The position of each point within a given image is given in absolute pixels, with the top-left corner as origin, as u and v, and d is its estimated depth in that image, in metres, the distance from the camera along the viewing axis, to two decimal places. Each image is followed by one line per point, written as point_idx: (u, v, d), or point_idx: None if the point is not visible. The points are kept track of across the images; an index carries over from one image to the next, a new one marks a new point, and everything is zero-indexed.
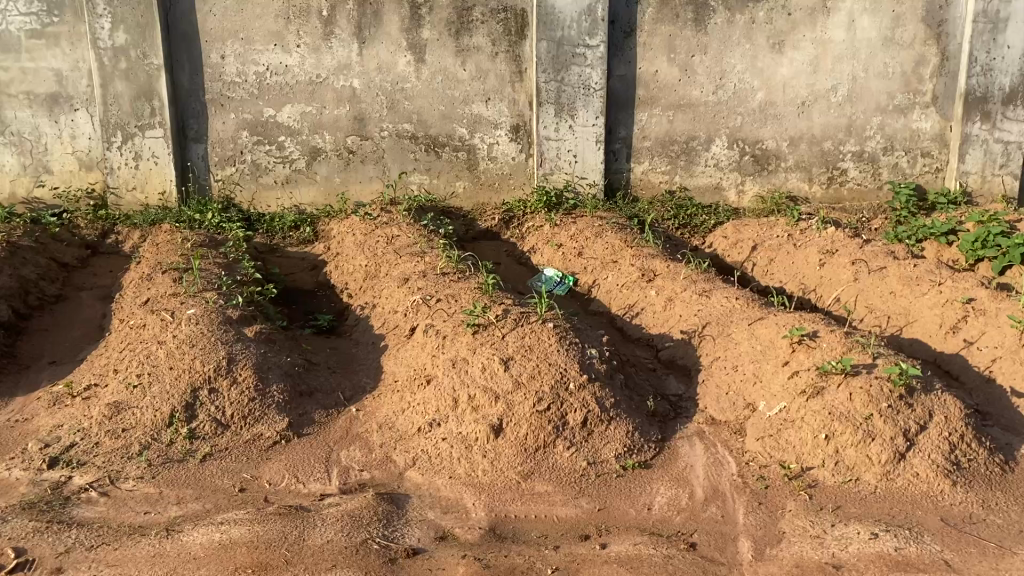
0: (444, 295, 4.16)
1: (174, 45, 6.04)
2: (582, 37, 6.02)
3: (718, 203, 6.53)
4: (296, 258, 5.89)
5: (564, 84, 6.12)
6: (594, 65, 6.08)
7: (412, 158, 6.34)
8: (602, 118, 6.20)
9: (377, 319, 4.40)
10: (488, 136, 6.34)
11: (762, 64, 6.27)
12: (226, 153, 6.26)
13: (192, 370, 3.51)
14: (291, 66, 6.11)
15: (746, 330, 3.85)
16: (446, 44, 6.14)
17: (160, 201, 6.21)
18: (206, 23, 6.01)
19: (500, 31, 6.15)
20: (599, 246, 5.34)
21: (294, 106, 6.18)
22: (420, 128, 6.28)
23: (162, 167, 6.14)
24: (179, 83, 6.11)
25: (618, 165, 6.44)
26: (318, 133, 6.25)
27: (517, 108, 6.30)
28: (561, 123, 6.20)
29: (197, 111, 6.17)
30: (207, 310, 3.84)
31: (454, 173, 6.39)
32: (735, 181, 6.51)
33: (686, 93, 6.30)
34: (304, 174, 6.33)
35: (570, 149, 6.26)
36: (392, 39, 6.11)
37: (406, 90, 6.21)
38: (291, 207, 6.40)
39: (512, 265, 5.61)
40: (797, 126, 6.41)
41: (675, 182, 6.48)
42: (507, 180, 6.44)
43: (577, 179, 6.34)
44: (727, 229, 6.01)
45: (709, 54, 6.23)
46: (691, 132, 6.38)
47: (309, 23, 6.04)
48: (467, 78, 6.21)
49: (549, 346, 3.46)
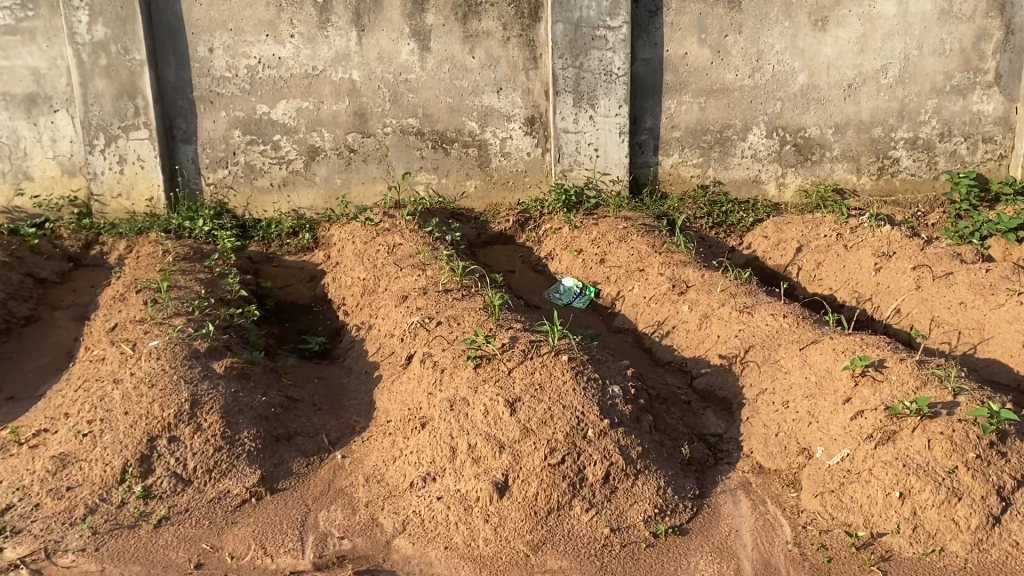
0: (446, 317, 3.64)
1: (158, 39, 5.55)
2: (602, 18, 5.45)
3: (756, 198, 5.94)
4: (293, 268, 5.40)
5: (583, 71, 5.56)
6: (616, 49, 5.51)
7: (419, 156, 5.82)
8: (625, 108, 5.64)
9: (372, 343, 3.89)
10: (501, 130, 5.80)
11: (804, 43, 5.65)
12: (218, 154, 5.78)
13: (149, 416, 3.02)
14: (285, 58, 5.61)
15: (796, 358, 3.30)
16: (453, 30, 5.59)
17: (148, 207, 5.76)
18: (192, 13, 5.51)
19: (512, 14, 5.58)
20: (625, 252, 4.79)
21: (290, 102, 5.69)
22: (427, 123, 5.76)
23: (149, 172, 5.68)
24: (165, 80, 5.63)
25: (644, 159, 5.87)
26: (316, 131, 5.75)
27: (531, 98, 5.75)
28: (580, 115, 5.65)
29: (185, 109, 5.69)
30: (171, 341, 3.34)
31: (464, 171, 5.87)
32: (775, 173, 5.91)
33: (719, 77, 5.70)
34: (302, 175, 5.84)
35: (591, 142, 5.71)
36: (394, 26, 5.58)
37: (411, 81, 5.68)
38: (289, 211, 5.92)
39: (526, 273, 5.08)
40: (843, 112, 5.79)
41: (708, 176, 5.90)
42: (523, 178, 5.92)
43: (598, 175, 5.80)
44: (767, 229, 5.44)
45: (744, 34, 5.62)
46: (725, 121, 5.79)
47: (302, 10, 5.52)
48: (477, 66, 5.67)
49: (563, 383, 2.92)
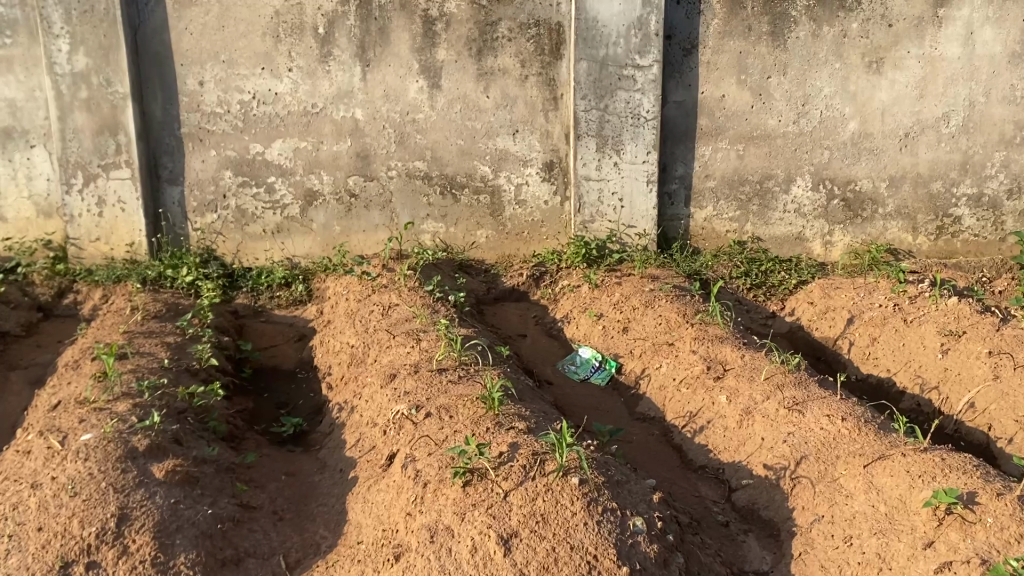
0: (437, 408, 3.07)
1: (145, 71, 5.09)
2: (630, 55, 4.92)
3: (799, 257, 5.34)
4: (281, 325, 4.88)
5: (608, 113, 5.02)
6: (645, 90, 4.99)
7: (425, 203, 5.29)
8: (654, 154, 5.09)
9: (352, 432, 3.32)
10: (516, 175, 5.26)
11: (856, 87, 5.09)
12: (206, 197, 5.28)
13: (66, 535, 2.47)
14: (282, 93, 5.12)
15: (861, 478, 2.70)
16: (466, 66, 5.08)
17: (129, 253, 5.27)
18: (182, 43, 5.04)
19: (531, 50, 5.07)
20: (651, 321, 4.18)
21: (286, 141, 5.19)
22: (435, 167, 5.24)
23: (131, 214, 5.20)
24: (151, 115, 5.16)
25: (674, 211, 5.28)
26: (314, 173, 5.24)
27: (551, 142, 5.22)
28: (604, 161, 5.10)
29: (172, 147, 5.21)
30: (104, 437, 2.81)
31: (475, 219, 5.32)
32: (821, 231, 5.31)
33: (760, 122, 5.14)
34: (298, 221, 5.32)
35: (615, 191, 5.15)
36: (402, 61, 5.07)
37: (419, 121, 5.17)
38: (282, 260, 5.40)
39: (539, 339, 4.51)
40: (898, 163, 5.20)
41: (745, 232, 5.31)
42: (539, 229, 5.36)
43: (623, 228, 5.22)
44: (813, 295, 4.85)
45: (789, 76, 5.06)
46: (766, 171, 5.21)
47: (302, 42, 5.04)
48: (492, 106, 5.15)
49: (571, 515, 2.37)
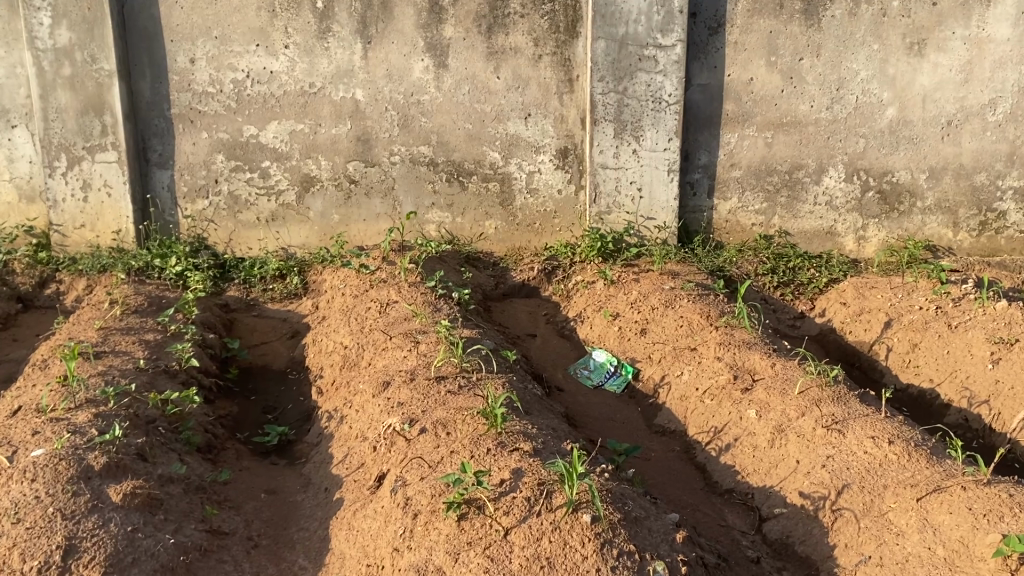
0: (432, 423, 2.75)
1: (132, 47, 4.77)
2: (652, 34, 4.56)
3: (829, 252, 4.97)
4: (274, 320, 4.57)
5: (627, 96, 4.67)
6: (668, 72, 4.63)
7: (430, 190, 4.95)
8: (676, 141, 4.73)
9: (340, 446, 3.01)
10: (528, 162, 4.91)
11: (896, 70, 4.71)
12: (197, 182, 4.96)
13: (4, 568, 2.17)
14: (277, 72, 4.79)
15: (914, 515, 2.41)
16: (475, 44, 4.73)
17: (115, 241, 4.96)
18: (171, 17, 4.72)
19: (545, 27, 4.71)
20: (671, 323, 3.83)
21: (282, 124, 4.86)
22: (440, 152, 4.89)
23: (117, 200, 4.88)
24: (139, 94, 4.84)
25: (696, 202, 4.93)
26: (311, 158, 4.91)
27: (565, 127, 4.86)
28: (622, 148, 4.75)
29: (161, 128, 4.89)
30: (56, 454, 2.51)
31: (483, 209, 4.98)
32: (854, 225, 4.94)
33: (791, 107, 4.77)
34: (294, 209, 5.00)
35: (633, 181, 4.80)
36: (406, 39, 4.73)
37: (424, 103, 4.83)
38: (277, 250, 5.08)
39: (550, 340, 4.18)
40: (939, 153, 4.82)
41: (772, 225, 4.94)
42: (551, 220, 5.02)
43: (641, 220, 4.87)
44: (845, 294, 4.50)
45: (823, 58, 4.69)
46: (796, 160, 4.84)
47: (300, 17, 4.70)
48: (502, 88, 4.80)
49: (581, 560, 2.07)
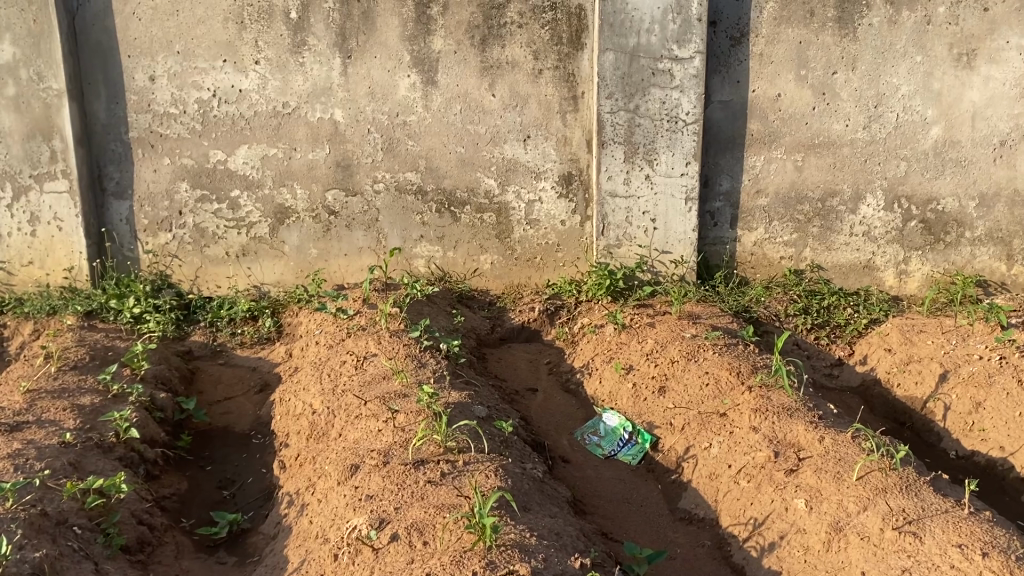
0: (405, 527, 2.24)
1: (85, 63, 4.26)
2: (667, 45, 4.05)
3: (867, 289, 4.43)
4: (241, 370, 4.05)
5: (639, 116, 4.14)
6: (684, 88, 4.11)
7: (418, 221, 4.42)
8: (694, 166, 4.20)
9: (297, 547, 2.48)
10: (528, 189, 4.38)
11: (942, 85, 4.18)
12: (159, 213, 4.44)
13: None
14: (247, 90, 4.27)
15: None
16: (468, 58, 4.22)
17: (67, 280, 4.43)
18: (128, 30, 4.21)
19: (546, 39, 4.19)
20: (694, 380, 3.28)
21: (252, 148, 4.34)
22: (430, 179, 4.37)
23: (68, 234, 4.36)
24: (93, 116, 4.32)
25: (718, 233, 4.39)
26: (285, 186, 4.39)
27: (569, 149, 4.34)
28: (633, 174, 4.22)
29: (118, 154, 4.37)
30: None
31: (477, 242, 4.45)
32: (895, 258, 4.40)
33: (824, 127, 4.24)
34: (267, 243, 4.47)
35: (646, 209, 4.26)
36: (390, 52, 4.21)
37: (411, 124, 4.31)
38: (248, 288, 4.55)
39: (553, 396, 3.63)
40: (991, 178, 4.28)
41: (803, 258, 4.41)
42: (555, 253, 4.48)
43: (655, 254, 4.32)
44: (890, 339, 3.96)
45: (860, 71, 4.17)
46: (829, 186, 4.31)
47: (271, 29, 4.19)
48: (498, 107, 4.28)
49: None
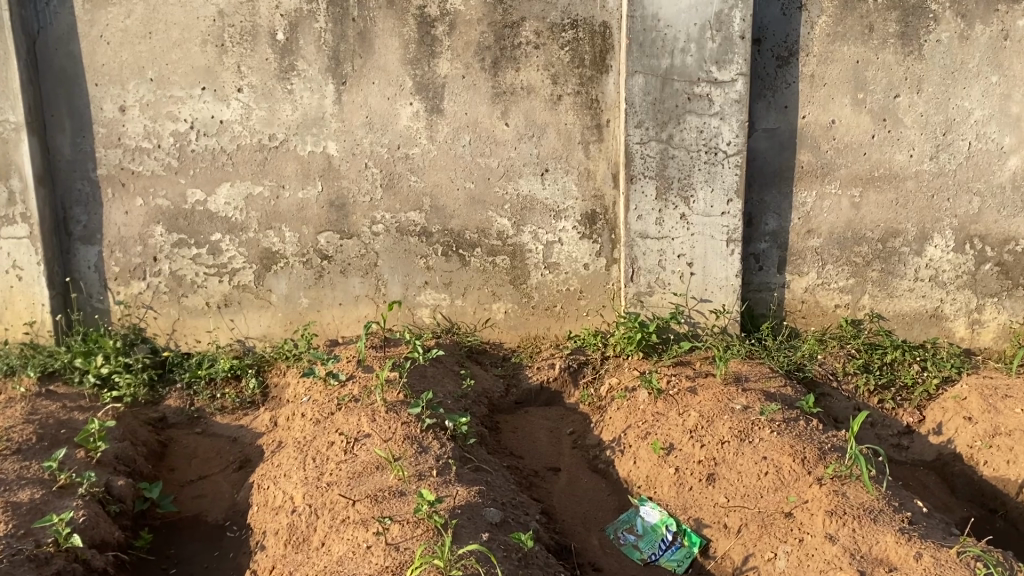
0: None
1: (48, 93, 3.78)
2: (704, 66, 3.53)
3: (935, 341, 3.89)
4: (220, 441, 3.53)
5: (673, 147, 3.62)
6: (725, 114, 3.59)
7: (422, 267, 3.91)
8: (737, 203, 3.67)
9: None
10: (545, 230, 3.86)
11: (1020, 108, 3.65)
12: (131, 260, 3.94)
13: None
14: (228, 121, 3.78)
15: None
16: (478, 83, 3.71)
17: (28, 335, 3.93)
18: (95, 55, 3.73)
19: (566, 60, 3.68)
20: (750, 468, 2.75)
21: (235, 186, 3.84)
22: (435, 220, 3.86)
23: (29, 284, 3.86)
24: (57, 151, 3.84)
25: (762, 278, 3.85)
26: (272, 229, 3.89)
27: (593, 185, 3.82)
28: (667, 213, 3.69)
29: (86, 194, 3.88)
30: None
31: (488, 288, 3.93)
32: (966, 305, 3.86)
33: (885, 157, 3.71)
34: (253, 291, 3.97)
35: (681, 253, 3.73)
36: (390, 78, 3.72)
37: (413, 158, 3.81)
38: (231, 342, 4.05)
39: (579, 477, 3.10)
40: None
41: (861, 307, 3.87)
42: (577, 301, 3.95)
43: (692, 303, 3.79)
44: (969, 404, 3.41)
45: (926, 94, 3.64)
46: (891, 225, 3.77)
47: (255, 52, 3.70)
48: (513, 138, 3.77)
49: None
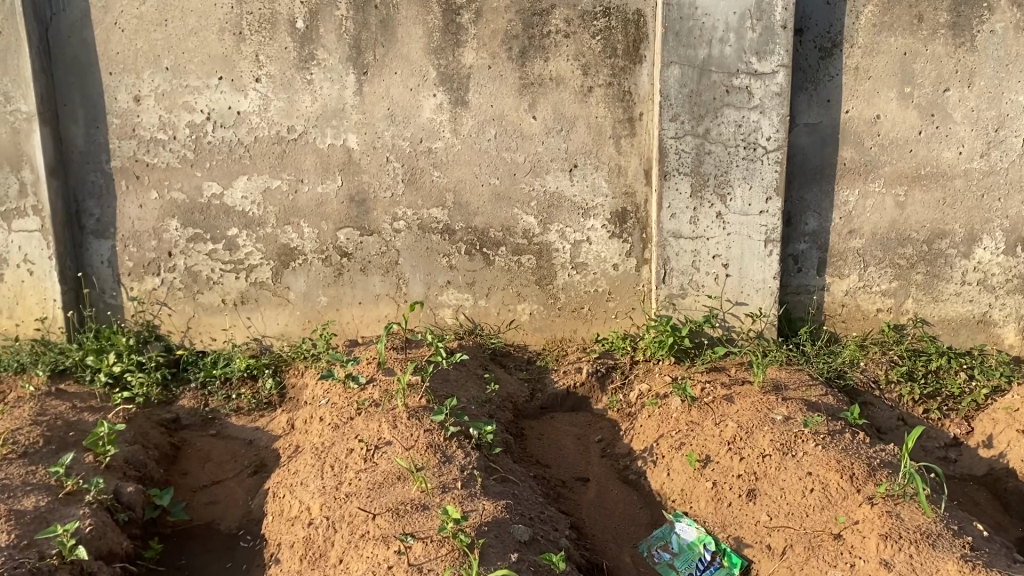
0: None
1: (60, 82, 3.66)
2: (744, 58, 3.36)
3: (982, 348, 3.70)
4: (234, 444, 3.40)
5: (709, 142, 3.45)
6: (765, 108, 3.41)
7: (445, 265, 3.76)
8: (776, 202, 3.50)
9: None
10: (574, 228, 3.70)
11: None
12: (146, 255, 3.82)
13: None
14: (246, 112, 3.65)
15: None
16: (505, 74, 3.56)
17: (39, 331, 3.81)
18: (109, 43, 3.61)
19: (598, 50, 3.52)
20: (794, 485, 2.61)
21: (252, 179, 3.71)
22: (459, 216, 3.71)
23: (41, 279, 3.74)
24: (69, 142, 3.72)
25: (801, 281, 3.68)
26: (290, 224, 3.75)
27: (624, 181, 3.65)
28: (702, 211, 3.52)
29: (99, 187, 3.76)
30: None
31: (513, 289, 3.78)
32: (1015, 311, 3.67)
33: (933, 155, 3.52)
34: (270, 289, 3.83)
35: (717, 253, 3.56)
36: (413, 68, 3.57)
37: (437, 152, 3.66)
38: (247, 341, 3.91)
39: (609, 489, 2.94)
40: None
41: (904, 311, 3.69)
42: (605, 302, 3.79)
43: (727, 305, 3.62)
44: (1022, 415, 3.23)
45: (977, 88, 3.45)
46: (938, 225, 3.59)
47: (274, 41, 3.56)
48: (541, 132, 3.62)
49: None
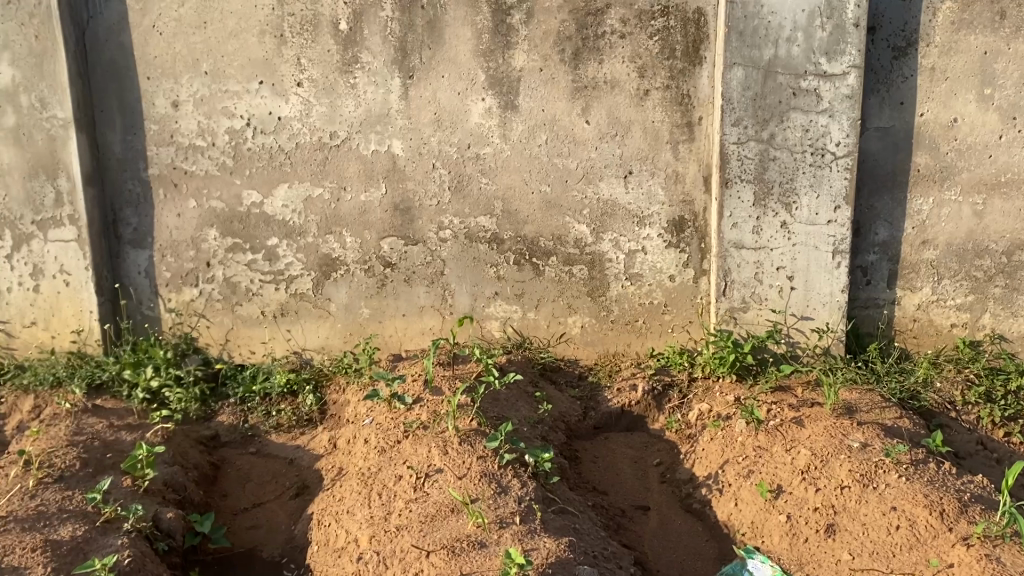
0: None
1: (97, 87, 3.54)
2: (812, 58, 3.16)
3: None
4: (275, 464, 3.27)
5: (774, 147, 3.26)
6: (834, 111, 3.21)
7: (493, 276, 3.60)
8: (845, 211, 3.29)
9: None
10: (628, 237, 3.53)
11: None
12: (184, 265, 3.70)
13: None
14: (287, 118, 3.51)
15: None
16: (557, 77, 3.39)
17: (75, 344, 3.71)
18: (147, 46, 3.49)
19: (655, 51, 3.34)
20: (878, 521, 2.43)
21: (293, 187, 3.58)
22: (507, 225, 3.55)
23: (77, 290, 3.64)
24: (106, 149, 3.61)
25: (869, 294, 3.47)
26: (332, 233, 3.61)
27: (682, 188, 3.47)
28: (765, 220, 3.33)
29: (136, 195, 3.64)
30: None
31: (564, 301, 3.61)
32: None
33: (1014, 160, 3.30)
34: (311, 300, 3.70)
35: (781, 264, 3.36)
36: (461, 71, 3.41)
37: (485, 158, 3.50)
38: (287, 354, 3.78)
39: (672, 519, 2.77)
40: None
41: (980, 327, 3.47)
42: (661, 316, 3.61)
43: (791, 320, 3.42)
44: None
45: None
46: (1018, 236, 3.36)
47: (317, 44, 3.42)
48: (594, 138, 3.44)
49: None
